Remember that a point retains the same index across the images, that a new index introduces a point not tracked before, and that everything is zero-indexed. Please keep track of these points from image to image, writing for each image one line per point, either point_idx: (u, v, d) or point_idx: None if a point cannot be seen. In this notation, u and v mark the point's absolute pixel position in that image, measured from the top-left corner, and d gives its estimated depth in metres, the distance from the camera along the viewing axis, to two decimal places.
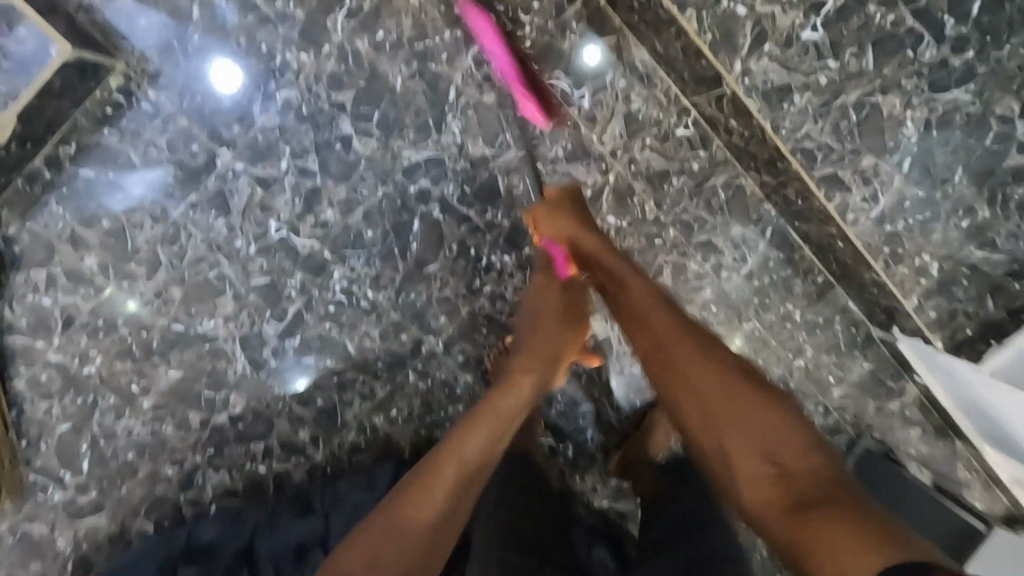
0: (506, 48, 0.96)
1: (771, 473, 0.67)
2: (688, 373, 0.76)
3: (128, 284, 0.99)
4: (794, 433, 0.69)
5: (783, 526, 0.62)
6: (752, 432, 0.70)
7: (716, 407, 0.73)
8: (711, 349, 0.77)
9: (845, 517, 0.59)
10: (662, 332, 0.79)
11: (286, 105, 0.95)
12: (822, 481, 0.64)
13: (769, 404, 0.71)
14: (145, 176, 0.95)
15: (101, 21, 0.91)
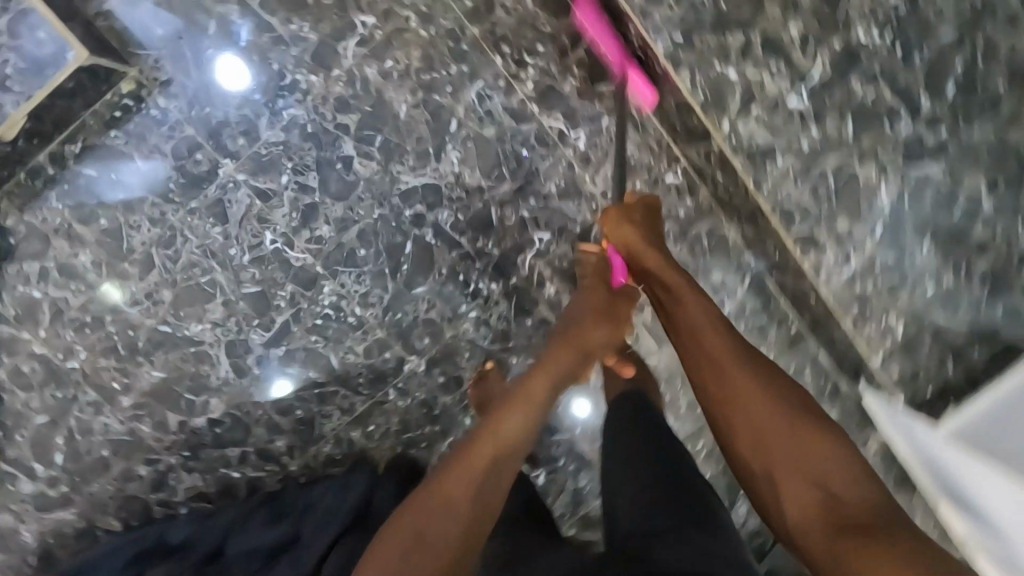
0: (509, 86, 1.00)
1: (821, 501, 0.65)
2: (735, 396, 0.73)
3: (120, 283, 1.01)
4: (848, 466, 0.65)
5: (836, 559, 0.59)
6: (802, 457, 0.67)
7: (762, 429, 0.70)
8: (766, 372, 0.74)
9: (894, 556, 0.56)
10: (712, 349, 0.77)
11: (292, 122, 0.98)
12: (859, 494, 0.63)
13: (823, 433, 0.68)
14: (141, 166, 0.97)
15: (119, 28, 0.93)
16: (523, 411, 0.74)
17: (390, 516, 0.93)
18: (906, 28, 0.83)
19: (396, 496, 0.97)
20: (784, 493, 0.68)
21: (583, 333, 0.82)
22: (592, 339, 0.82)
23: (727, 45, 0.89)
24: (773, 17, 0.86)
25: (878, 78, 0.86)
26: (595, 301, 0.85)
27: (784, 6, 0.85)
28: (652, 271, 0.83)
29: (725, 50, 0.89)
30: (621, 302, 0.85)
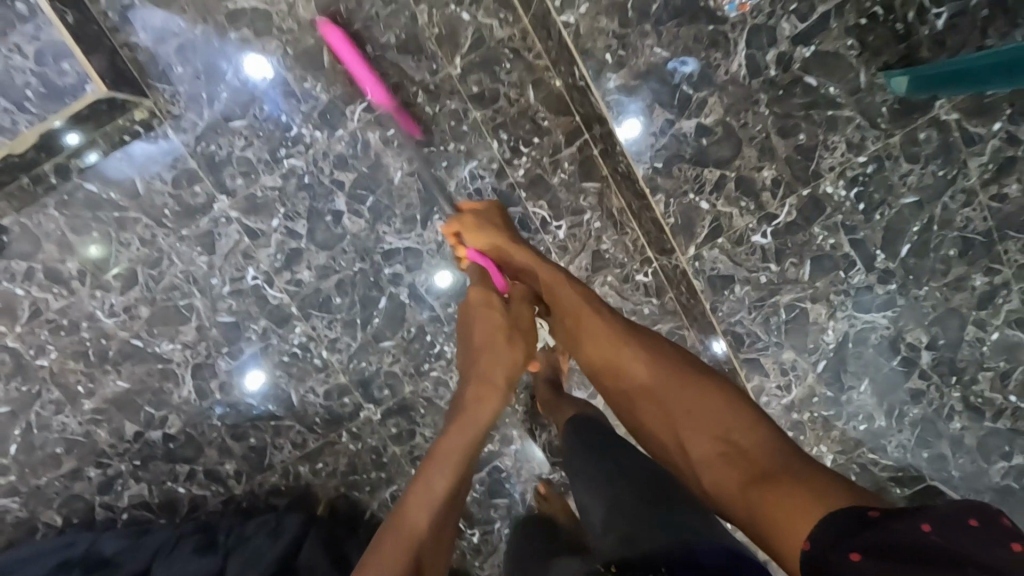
0: (500, 170, 1.05)
1: (730, 463, 0.62)
2: (637, 380, 0.75)
3: (102, 292, 1.05)
4: (734, 410, 0.66)
5: (757, 517, 0.56)
6: (689, 414, 0.68)
7: (664, 407, 0.71)
8: (650, 341, 0.78)
9: (804, 496, 0.52)
10: (601, 327, 0.80)
11: (291, 171, 1.02)
12: (773, 453, 0.60)
13: (692, 378, 0.71)
14: (132, 158, 1.01)
15: (141, 59, 0.98)
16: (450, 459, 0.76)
17: (313, 566, 0.94)
18: (869, 187, 0.92)
19: (323, 548, 0.98)
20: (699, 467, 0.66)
21: (481, 365, 0.85)
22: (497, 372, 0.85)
23: (703, 179, 0.94)
24: (750, 159, 0.92)
25: (836, 231, 0.94)
26: (482, 338, 0.87)
27: (761, 150, 0.92)
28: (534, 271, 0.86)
29: (700, 182, 0.94)
30: (521, 322, 0.88)
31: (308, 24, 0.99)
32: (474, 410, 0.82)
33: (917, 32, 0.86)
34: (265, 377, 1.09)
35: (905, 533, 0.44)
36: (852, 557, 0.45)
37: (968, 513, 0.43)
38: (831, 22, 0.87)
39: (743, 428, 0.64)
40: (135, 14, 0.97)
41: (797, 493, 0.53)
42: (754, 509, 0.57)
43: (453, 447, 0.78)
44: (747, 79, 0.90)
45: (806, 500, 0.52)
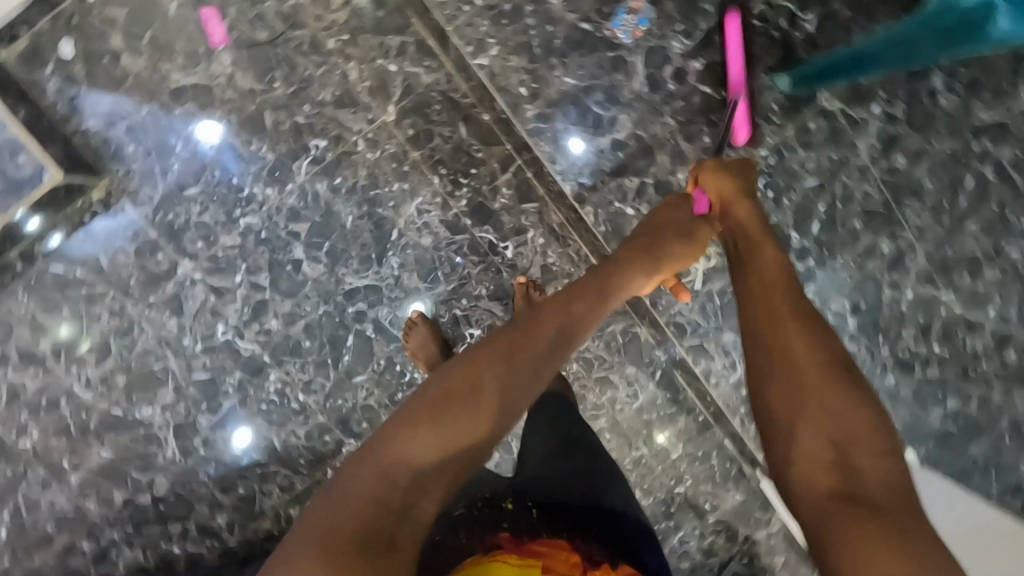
0: (444, 202, 1.12)
1: (839, 473, 0.57)
2: (785, 338, 0.67)
3: (77, 367, 1.09)
4: (879, 429, 0.59)
5: (835, 534, 0.52)
6: (830, 397, 0.61)
7: (801, 371, 0.64)
8: (821, 338, 0.67)
9: (912, 546, 0.49)
10: (771, 302, 0.71)
11: (248, 229, 1.09)
12: (895, 500, 0.54)
13: (853, 390, 0.62)
14: (93, 236, 1.06)
15: (94, 143, 1.04)
16: (529, 378, 0.68)
17: None
18: (774, 177, 1.02)
19: None
20: (797, 453, 0.60)
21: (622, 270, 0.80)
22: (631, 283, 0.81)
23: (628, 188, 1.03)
24: (664, 165, 1.00)
25: None
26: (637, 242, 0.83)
27: (672, 156, 1.00)
28: (746, 222, 0.82)
29: (623, 191, 1.02)
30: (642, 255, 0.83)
31: (247, 92, 1.06)
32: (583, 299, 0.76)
33: (791, 37, 0.97)
34: (251, 434, 1.13)
35: None
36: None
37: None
38: (714, 35, 0.98)
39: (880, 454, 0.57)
40: (84, 102, 1.03)
41: (899, 541, 0.50)
42: (834, 516, 0.54)
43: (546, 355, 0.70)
44: (650, 94, 0.99)
45: (908, 552, 0.49)
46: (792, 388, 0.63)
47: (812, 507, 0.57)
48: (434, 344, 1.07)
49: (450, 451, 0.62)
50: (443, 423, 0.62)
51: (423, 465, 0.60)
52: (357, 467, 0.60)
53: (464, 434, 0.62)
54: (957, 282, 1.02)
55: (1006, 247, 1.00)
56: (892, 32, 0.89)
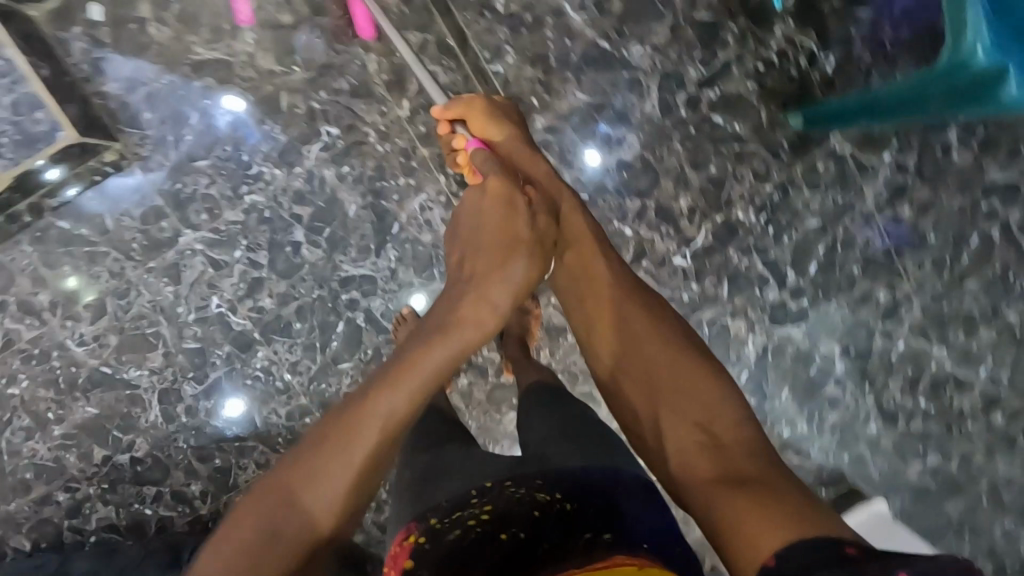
0: (448, 202, 1.13)
1: (704, 454, 0.62)
2: (624, 331, 0.77)
3: (72, 323, 1.11)
4: (716, 388, 0.67)
5: (709, 506, 0.57)
6: (665, 380, 0.71)
7: (652, 374, 0.72)
8: (665, 324, 0.76)
9: (775, 494, 0.53)
10: (624, 304, 0.79)
11: (252, 206, 1.10)
12: (748, 453, 0.61)
13: (698, 364, 0.71)
14: (104, 196, 1.08)
15: (111, 106, 1.05)
16: (413, 380, 0.66)
17: None
18: (776, 213, 1.02)
19: None
20: (671, 443, 0.67)
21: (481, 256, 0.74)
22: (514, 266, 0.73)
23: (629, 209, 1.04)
24: (667, 190, 1.01)
25: (750, 252, 1.03)
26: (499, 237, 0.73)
27: (676, 180, 1.01)
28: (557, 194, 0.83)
29: (623, 211, 1.03)
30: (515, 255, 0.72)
31: (266, 72, 1.07)
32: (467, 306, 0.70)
33: (809, 76, 0.97)
34: (245, 406, 1.15)
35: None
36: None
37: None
38: (732, 68, 0.98)
39: (728, 419, 0.64)
40: (107, 65, 1.04)
41: (769, 497, 0.53)
42: (719, 496, 0.56)
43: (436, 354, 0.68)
44: (661, 118, 1.00)
45: (779, 503, 0.52)
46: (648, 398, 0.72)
47: (693, 491, 0.60)
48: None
49: (328, 473, 0.61)
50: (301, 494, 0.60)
51: (302, 496, 0.60)
52: (230, 535, 0.57)
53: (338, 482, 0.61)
54: (948, 336, 0.99)
55: (1003, 309, 0.95)
56: (906, 83, 0.82)
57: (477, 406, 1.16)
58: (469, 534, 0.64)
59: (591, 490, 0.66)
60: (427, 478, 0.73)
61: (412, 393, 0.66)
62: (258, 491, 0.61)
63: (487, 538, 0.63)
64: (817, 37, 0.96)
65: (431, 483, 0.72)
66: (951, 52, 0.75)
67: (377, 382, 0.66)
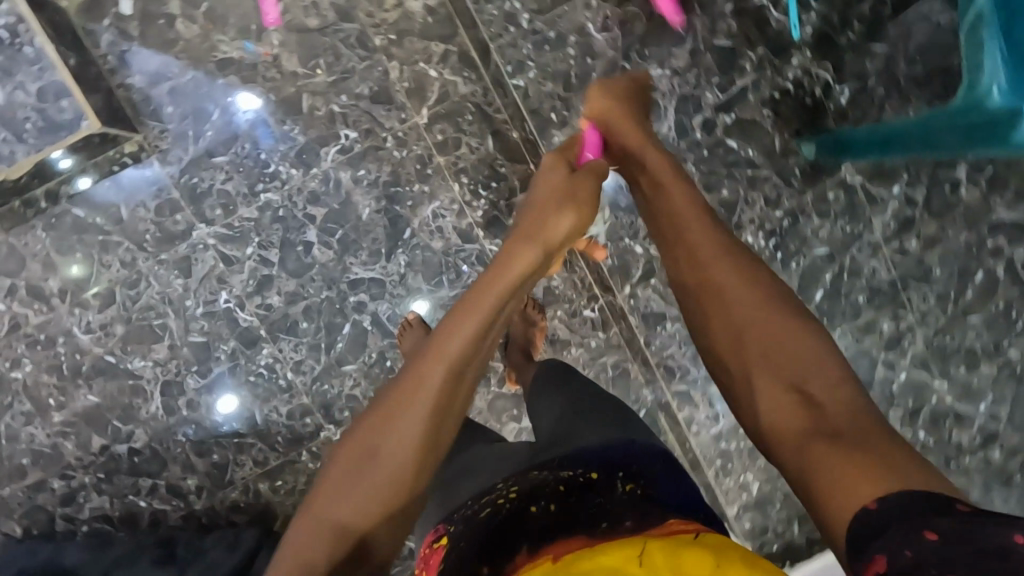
0: (461, 211, 1.14)
1: (801, 413, 0.58)
2: (714, 283, 0.69)
3: (80, 311, 1.11)
4: (809, 337, 0.63)
5: (807, 468, 0.54)
6: (752, 334, 0.65)
7: (739, 330, 0.66)
8: (755, 276, 0.68)
9: (880, 463, 0.49)
10: (699, 251, 0.72)
11: (267, 205, 1.11)
12: (851, 414, 0.56)
13: (785, 313, 0.65)
14: (119, 185, 1.09)
15: (135, 98, 1.06)
16: (428, 372, 0.63)
17: None
18: (785, 239, 1.03)
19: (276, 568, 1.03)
20: (763, 398, 0.62)
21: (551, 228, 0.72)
22: (554, 227, 0.72)
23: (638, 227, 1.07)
24: None
25: None
26: (558, 222, 0.72)
27: None
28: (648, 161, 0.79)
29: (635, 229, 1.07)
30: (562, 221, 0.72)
31: (289, 73, 1.08)
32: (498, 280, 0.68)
33: (824, 106, 0.99)
34: (236, 402, 1.15)
35: (981, 539, 0.39)
36: (880, 555, 0.42)
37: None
38: (748, 94, 0.98)
39: (823, 373, 0.60)
40: (133, 58, 1.06)
41: (877, 465, 0.49)
42: (812, 450, 0.54)
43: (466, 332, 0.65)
44: (676, 140, 0.99)
45: (878, 466, 0.49)
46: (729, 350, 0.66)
47: (789, 450, 0.57)
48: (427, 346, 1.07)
49: (379, 461, 0.60)
50: (348, 498, 0.59)
51: (354, 489, 0.60)
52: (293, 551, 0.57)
53: (386, 474, 0.60)
54: (952, 370, 1.04)
55: (1005, 346, 1.01)
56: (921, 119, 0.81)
57: (478, 414, 1.16)
58: (503, 509, 0.64)
59: (611, 471, 0.69)
60: (448, 479, 0.78)
61: (444, 373, 0.63)
62: (318, 488, 0.62)
63: (523, 512, 0.64)
64: (833, 70, 0.98)
65: (458, 479, 0.78)
66: (968, 87, 0.74)
67: (408, 375, 0.64)
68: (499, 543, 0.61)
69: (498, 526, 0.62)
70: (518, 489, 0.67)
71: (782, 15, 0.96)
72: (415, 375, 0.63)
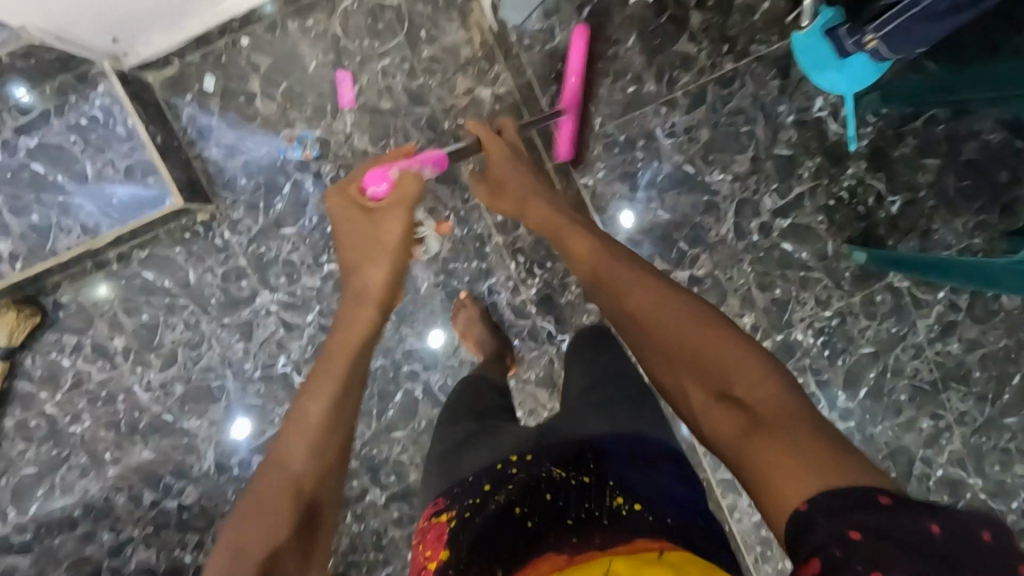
0: (515, 287, 1.18)
1: (730, 411, 0.56)
2: (618, 290, 0.69)
3: (142, 369, 1.14)
4: (722, 330, 0.61)
5: (755, 468, 0.52)
6: (663, 332, 0.63)
7: (647, 329, 0.65)
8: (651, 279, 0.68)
9: (811, 450, 0.50)
10: (605, 269, 0.71)
11: (329, 274, 1.14)
12: (783, 406, 0.54)
13: (693, 309, 0.64)
14: (189, 251, 1.12)
15: (210, 170, 1.10)
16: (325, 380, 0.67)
17: None
18: (833, 338, 1.06)
19: None
20: (699, 406, 0.60)
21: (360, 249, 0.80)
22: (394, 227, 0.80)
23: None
24: (733, 307, 1.04)
25: (805, 372, 1.07)
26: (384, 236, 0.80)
27: (743, 300, 1.04)
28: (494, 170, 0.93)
29: None
30: (393, 205, 0.81)
31: (360, 151, 1.12)
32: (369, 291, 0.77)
33: (875, 213, 1.03)
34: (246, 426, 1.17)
35: (909, 531, 0.41)
36: (812, 559, 0.43)
37: (983, 526, 0.41)
38: (805, 200, 1.02)
39: (746, 368, 0.57)
40: (211, 132, 1.09)
41: (809, 457, 0.49)
42: (749, 449, 0.53)
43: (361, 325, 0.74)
44: (734, 241, 1.02)
45: (807, 463, 0.49)
46: (656, 355, 0.64)
47: (727, 451, 0.56)
48: (484, 323, 1.14)
49: (290, 457, 0.62)
50: (276, 485, 0.59)
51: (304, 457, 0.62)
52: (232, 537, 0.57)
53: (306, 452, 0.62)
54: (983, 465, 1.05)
55: None
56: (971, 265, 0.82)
57: None
58: (493, 508, 0.70)
59: (610, 455, 0.71)
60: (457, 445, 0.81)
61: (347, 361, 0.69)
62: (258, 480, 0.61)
63: (518, 524, 0.68)
64: (886, 180, 1.03)
65: (459, 455, 0.79)
66: None
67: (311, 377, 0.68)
68: (486, 545, 0.66)
69: (490, 528, 0.68)
70: (507, 492, 0.71)
71: (841, 127, 1.00)
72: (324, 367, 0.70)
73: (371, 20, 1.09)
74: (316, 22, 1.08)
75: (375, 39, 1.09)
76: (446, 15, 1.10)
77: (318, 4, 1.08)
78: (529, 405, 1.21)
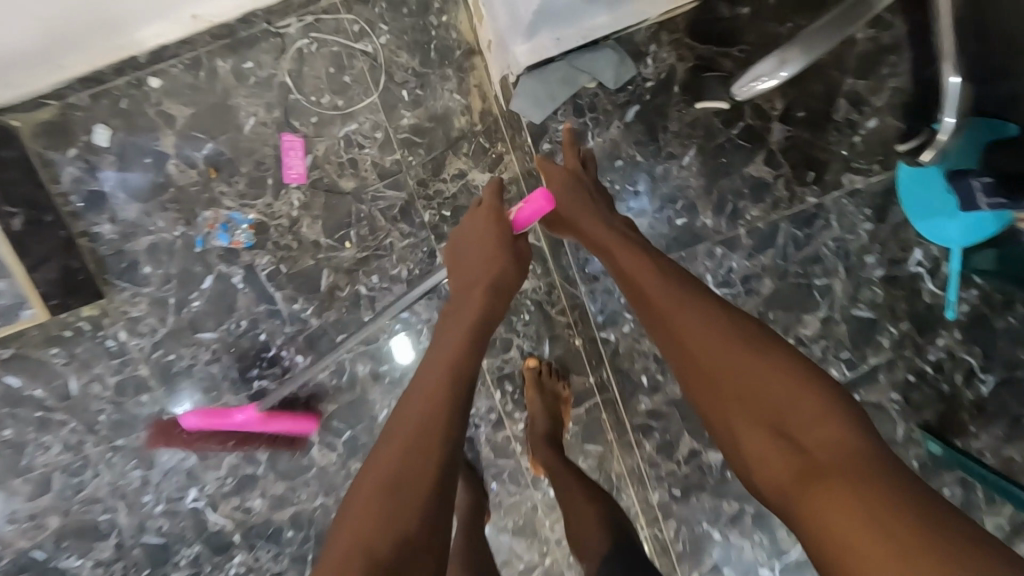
0: (498, 421, 0.94)
1: (784, 455, 0.48)
2: (654, 306, 0.59)
3: (4, 496, 0.87)
4: (767, 355, 0.52)
5: (815, 530, 0.43)
6: (705, 357, 0.54)
7: (686, 350, 0.56)
8: (683, 291, 0.58)
9: (898, 515, 0.39)
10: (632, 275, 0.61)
11: (259, 391, 0.87)
12: (840, 443, 0.45)
13: (737, 333, 0.54)
14: (70, 352, 0.84)
15: (101, 252, 0.82)
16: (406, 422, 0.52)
17: None
18: None
19: None
20: (747, 445, 0.51)
21: (463, 263, 0.68)
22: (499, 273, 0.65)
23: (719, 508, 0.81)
24: None
25: None
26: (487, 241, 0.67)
27: None
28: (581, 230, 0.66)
29: None
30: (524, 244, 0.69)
31: (309, 243, 0.84)
32: (478, 299, 0.64)
33: (962, 393, 0.75)
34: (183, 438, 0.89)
35: None
36: None
37: None
38: (879, 374, 0.79)
39: (796, 404, 0.49)
40: (105, 202, 0.81)
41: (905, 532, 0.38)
42: (808, 507, 0.44)
43: (460, 332, 0.61)
44: None
45: (894, 536, 0.38)
46: (697, 380, 0.55)
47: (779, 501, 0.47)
48: None
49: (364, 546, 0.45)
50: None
51: (396, 495, 0.48)
52: None
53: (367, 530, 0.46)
54: None
55: None
56: None
57: None
58: None
59: None
60: None
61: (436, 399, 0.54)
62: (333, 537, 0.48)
63: None
64: None
65: None
66: None
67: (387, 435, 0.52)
68: None
69: None
70: None
71: (938, 288, 0.76)
72: (405, 402, 0.55)
73: (335, 69, 0.82)
74: (257, 65, 0.81)
75: (338, 95, 0.83)
76: (438, 72, 0.83)
77: (260, 41, 0.81)
78: (504, 557, 0.97)
